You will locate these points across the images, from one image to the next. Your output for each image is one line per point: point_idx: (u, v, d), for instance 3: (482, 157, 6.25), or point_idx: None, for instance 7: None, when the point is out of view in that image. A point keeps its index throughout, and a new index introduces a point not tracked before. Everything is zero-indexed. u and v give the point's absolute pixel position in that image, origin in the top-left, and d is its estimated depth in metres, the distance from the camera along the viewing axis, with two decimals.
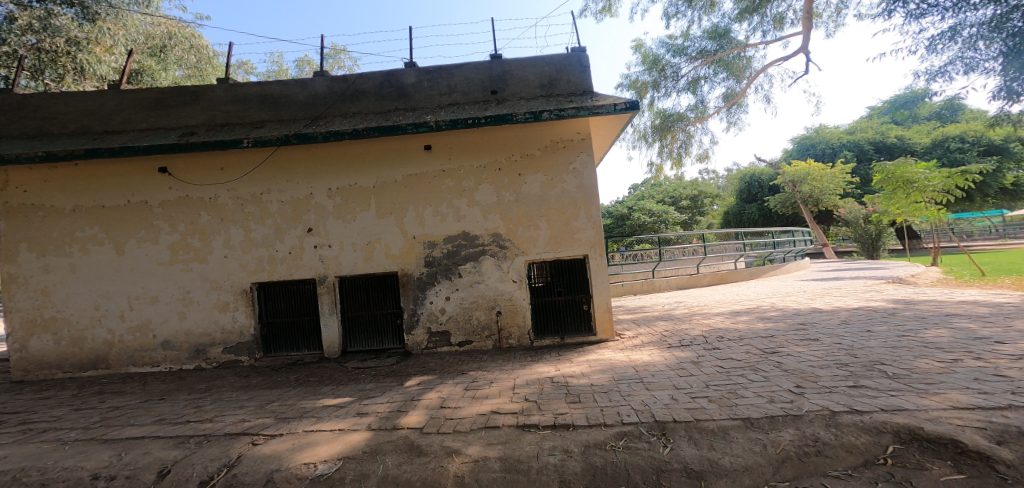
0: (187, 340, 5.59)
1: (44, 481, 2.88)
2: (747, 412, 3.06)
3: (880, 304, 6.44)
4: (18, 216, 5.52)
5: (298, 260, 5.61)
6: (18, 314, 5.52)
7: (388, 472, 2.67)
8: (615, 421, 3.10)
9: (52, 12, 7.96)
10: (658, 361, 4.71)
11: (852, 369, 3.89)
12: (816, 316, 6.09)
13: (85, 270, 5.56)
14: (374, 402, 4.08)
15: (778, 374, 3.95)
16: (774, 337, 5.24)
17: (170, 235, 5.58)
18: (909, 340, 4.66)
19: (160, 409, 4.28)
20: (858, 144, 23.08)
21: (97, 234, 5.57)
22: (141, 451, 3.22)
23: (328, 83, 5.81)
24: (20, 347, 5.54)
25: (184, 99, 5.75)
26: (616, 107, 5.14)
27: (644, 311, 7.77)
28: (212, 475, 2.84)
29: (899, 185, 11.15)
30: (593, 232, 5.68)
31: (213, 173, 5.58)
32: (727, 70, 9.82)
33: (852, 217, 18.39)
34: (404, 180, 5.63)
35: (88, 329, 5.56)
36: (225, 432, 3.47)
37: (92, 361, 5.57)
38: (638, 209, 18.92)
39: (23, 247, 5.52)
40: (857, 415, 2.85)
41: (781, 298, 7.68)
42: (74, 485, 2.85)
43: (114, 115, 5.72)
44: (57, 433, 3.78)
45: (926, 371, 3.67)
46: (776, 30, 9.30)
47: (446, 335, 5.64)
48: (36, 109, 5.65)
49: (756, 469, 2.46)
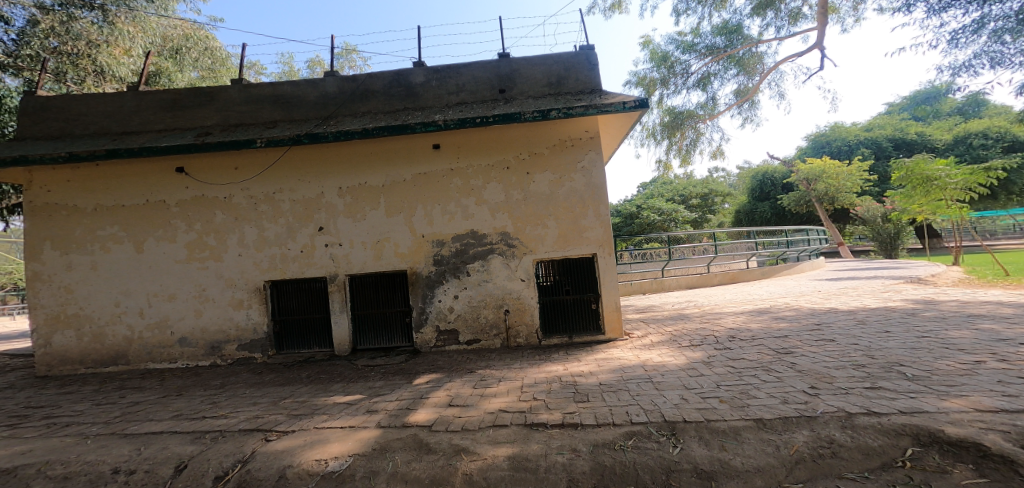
0: (203, 337, 5.72)
1: (68, 474, 2.98)
2: (759, 412, 3.01)
3: (899, 304, 6.26)
4: (42, 215, 5.70)
5: (308, 259, 5.69)
6: (42, 311, 5.70)
7: (398, 470, 2.70)
8: (624, 420, 3.08)
9: (73, 16, 8.11)
10: (668, 361, 4.65)
11: (870, 370, 3.79)
12: (831, 316, 5.94)
13: (105, 267, 5.72)
14: (383, 399, 4.11)
15: (792, 374, 3.88)
16: (787, 337, 5.15)
17: (186, 234, 5.71)
18: (929, 342, 4.53)
19: (178, 404, 4.40)
20: (876, 141, 22.53)
21: (117, 233, 5.73)
22: (158, 445, 3.31)
23: (338, 83, 5.90)
24: (44, 343, 5.72)
25: (199, 100, 5.89)
26: (624, 106, 5.11)
27: (654, 310, 7.68)
28: (227, 470, 2.90)
29: (918, 183, 10.84)
30: (601, 230, 5.66)
31: (227, 174, 5.70)
32: (739, 66, 9.66)
33: (869, 215, 18.00)
34: (412, 179, 5.68)
35: (108, 325, 5.73)
36: (240, 429, 3.54)
37: (113, 357, 5.74)
38: (647, 207, 18.70)
39: (47, 246, 5.70)
40: (874, 417, 2.79)
41: (794, 298, 7.53)
42: (97, 479, 2.95)
43: (133, 116, 5.89)
44: (79, 427, 3.90)
45: (947, 373, 3.57)
46: (790, 25, 9.13)
47: (454, 333, 5.66)
48: (59, 111, 5.84)
49: (768, 470, 2.44)
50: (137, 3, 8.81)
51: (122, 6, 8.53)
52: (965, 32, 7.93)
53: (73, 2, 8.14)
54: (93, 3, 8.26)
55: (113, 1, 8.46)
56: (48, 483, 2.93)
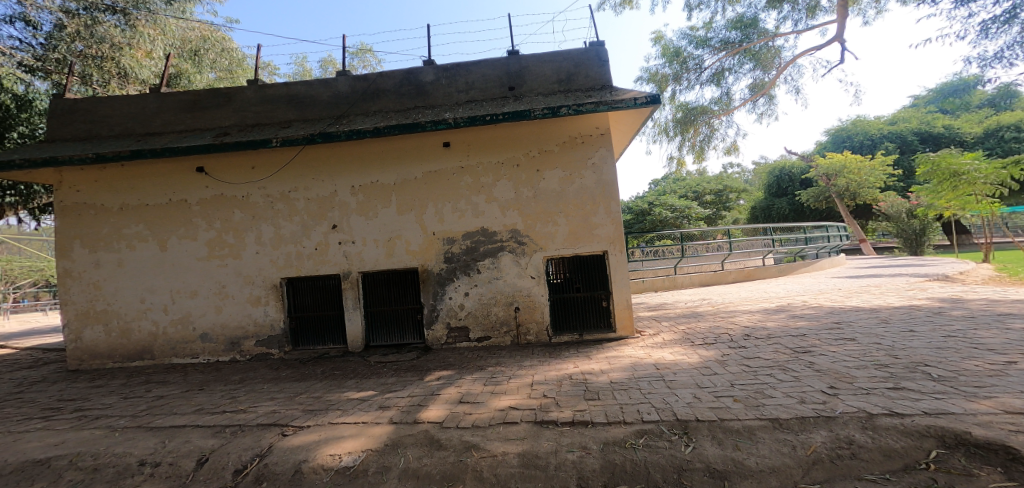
0: (222, 333, 5.88)
1: (98, 465, 3.11)
2: (775, 412, 2.94)
3: (924, 303, 6.03)
4: (72, 215, 5.95)
5: (323, 256, 5.80)
6: (73, 307, 5.96)
7: (409, 465, 2.73)
8: (635, 419, 3.04)
9: (97, 20, 8.37)
10: (680, 360, 4.58)
11: (892, 370, 3.66)
12: (852, 314, 5.76)
13: (131, 264, 5.95)
14: (395, 396, 4.16)
15: (809, 374, 3.77)
16: (806, 336, 5.02)
17: (206, 232, 5.89)
18: (957, 341, 4.34)
19: (200, 398, 4.54)
20: (901, 135, 21.83)
21: (142, 231, 5.95)
22: (182, 439, 3.42)
23: (350, 83, 6.01)
24: (75, 337, 5.97)
25: (217, 101, 6.07)
26: (635, 102, 5.06)
27: (666, 308, 7.57)
28: (246, 463, 2.98)
29: (945, 178, 10.39)
30: (612, 228, 5.61)
31: (244, 173, 5.86)
32: (755, 60, 9.47)
33: (892, 210, 17.33)
34: (422, 177, 5.74)
35: (135, 320, 5.94)
36: (258, 423, 3.62)
37: (139, 352, 5.95)
38: (659, 204, 18.47)
39: (77, 244, 5.95)
40: (896, 418, 2.69)
41: (813, 296, 7.33)
42: (124, 470, 3.06)
43: (155, 117, 6.11)
44: (108, 420, 4.06)
45: (975, 374, 3.42)
46: (808, 18, 8.91)
47: (464, 330, 5.69)
48: (87, 114, 6.10)
49: (784, 470, 2.38)
50: (155, 6, 9.08)
51: (141, 9, 8.79)
52: (996, 21, 7.63)
53: (96, 6, 8.40)
54: (115, 6, 8.51)
55: (133, 3, 8.71)
56: (79, 474, 3.05)
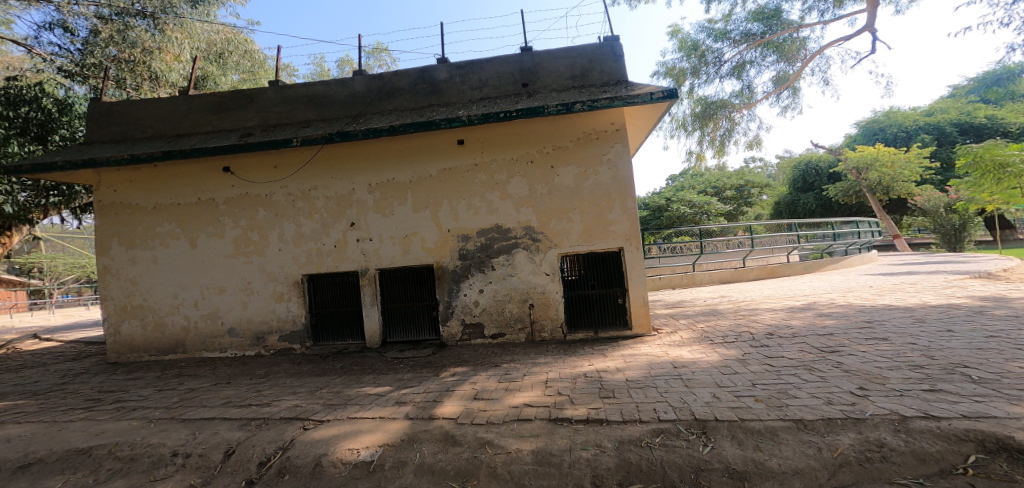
0: (248, 328, 6.09)
1: (133, 455, 3.25)
2: (800, 413, 2.81)
3: (964, 301, 5.69)
4: (111, 214, 6.30)
5: (342, 253, 5.94)
6: (111, 301, 6.29)
7: (424, 460, 2.75)
8: (651, 418, 2.97)
9: (129, 25, 8.81)
10: (699, 358, 4.46)
11: (928, 372, 3.46)
12: (884, 313, 5.48)
13: (164, 261, 6.24)
14: (412, 391, 4.20)
15: (837, 374, 3.61)
16: (833, 335, 4.80)
17: (233, 230, 6.13)
18: (1000, 341, 4.08)
19: (228, 391, 4.70)
20: (939, 126, 20.82)
21: (174, 230, 6.24)
22: (210, 431, 3.54)
23: (366, 82, 6.17)
24: (114, 332, 6.30)
25: (241, 102, 6.32)
26: (651, 96, 4.98)
27: (684, 306, 7.39)
28: (270, 456, 3.06)
29: (988, 170, 9.76)
30: (628, 224, 5.54)
31: (267, 173, 6.07)
32: (778, 52, 9.19)
33: (929, 205, 16.42)
34: (438, 175, 5.81)
35: (168, 315, 6.22)
36: (281, 417, 3.72)
37: (172, 345, 6.23)
38: (677, 200, 18.09)
39: (115, 242, 6.29)
40: (932, 421, 2.53)
41: (841, 293, 7.02)
42: (157, 460, 3.19)
43: (185, 119, 6.41)
44: (144, 411, 4.26)
45: (1021, 376, 3.19)
46: (835, 8, 8.56)
47: (479, 327, 5.71)
48: (125, 120, 6.45)
49: (808, 472, 2.28)
50: (182, 9, 9.26)
51: (170, 15, 9.09)
52: None
53: (128, 12, 8.81)
54: (144, 12, 8.81)
55: (161, 8, 8.97)
56: (117, 463, 3.20)
